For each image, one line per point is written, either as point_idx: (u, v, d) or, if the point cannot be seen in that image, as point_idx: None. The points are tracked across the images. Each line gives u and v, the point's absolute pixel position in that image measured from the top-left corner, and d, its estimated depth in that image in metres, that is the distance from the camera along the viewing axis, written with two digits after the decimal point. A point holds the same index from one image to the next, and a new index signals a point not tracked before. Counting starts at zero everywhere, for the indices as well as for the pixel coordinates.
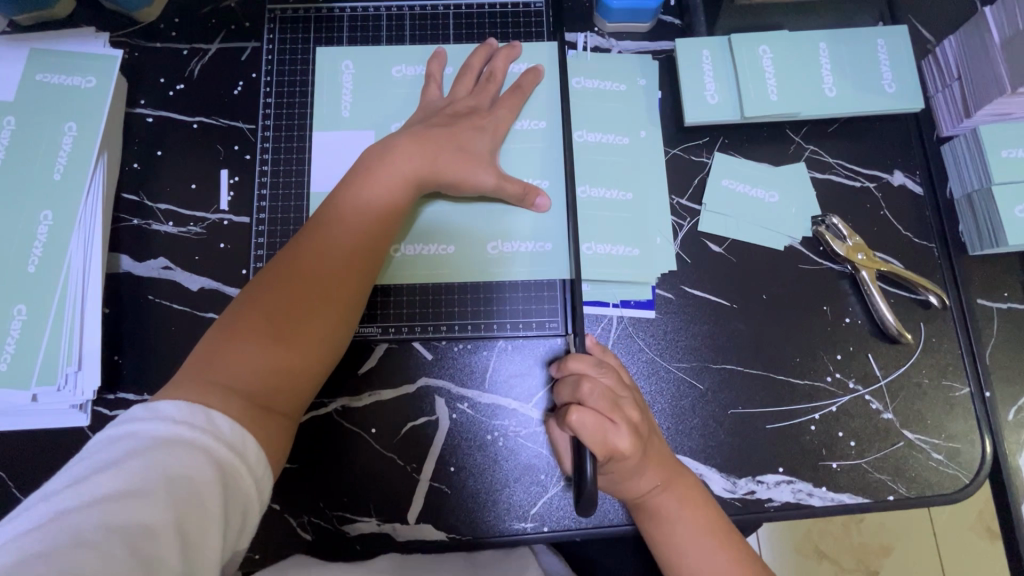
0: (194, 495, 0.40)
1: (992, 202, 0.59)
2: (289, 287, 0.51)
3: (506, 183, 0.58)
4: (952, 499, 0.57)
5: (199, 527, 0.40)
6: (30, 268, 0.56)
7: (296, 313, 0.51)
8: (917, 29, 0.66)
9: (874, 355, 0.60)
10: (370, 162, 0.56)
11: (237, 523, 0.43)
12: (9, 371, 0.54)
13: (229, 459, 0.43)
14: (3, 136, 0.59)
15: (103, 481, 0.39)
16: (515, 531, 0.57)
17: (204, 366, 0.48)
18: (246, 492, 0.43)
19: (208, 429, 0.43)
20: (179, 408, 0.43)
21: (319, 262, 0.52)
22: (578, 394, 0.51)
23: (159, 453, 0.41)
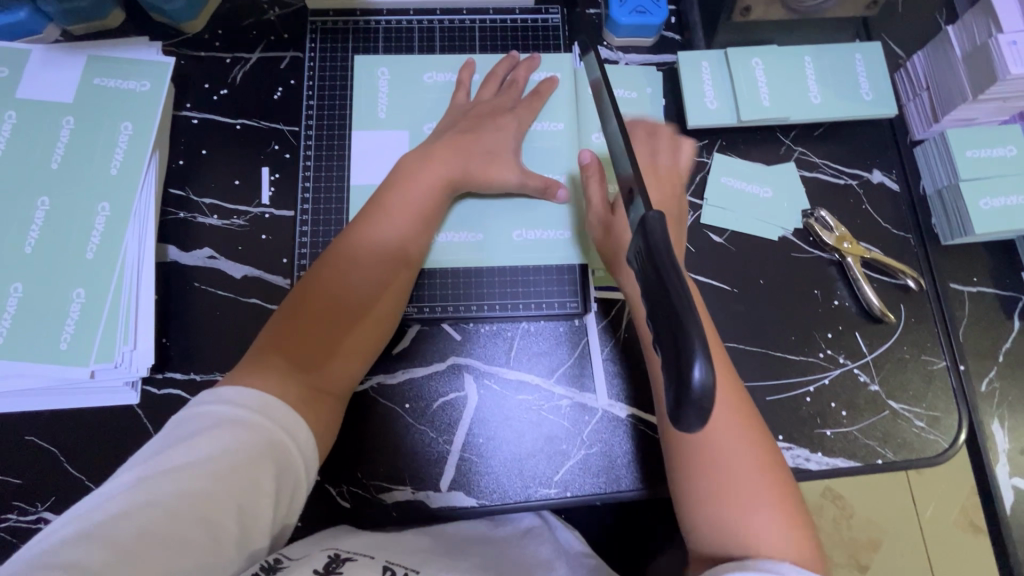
0: (253, 471, 0.44)
1: (959, 195, 0.66)
2: (336, 286, 0.57)
3: (529, 178, 0.64)
4: (934, 462, 0.63)
5: (254, 499, 0.44)
6: (88, 255, 0.61)
7: (345, 310, 0.56)
8: (890, 45, 0.74)
9: (861, 334, 0.66)
10: (408, 166, 0.62)
11: (287, 496, 0.47)
12: (68, 349, 0.58)
13: (282, 438, 0.47)
14: (62, 134, 0.63)
15: (171, 455, 0.43)
16: (540, 497, 0.61)
17: (261, 357, 0.52)
18: (296, 469, 0.47)
19: (264, 414, 0.47)
20: (242, 394, 0.47)
21: (364, 263, 0.58)
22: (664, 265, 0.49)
23: (222, 431, 0.45)
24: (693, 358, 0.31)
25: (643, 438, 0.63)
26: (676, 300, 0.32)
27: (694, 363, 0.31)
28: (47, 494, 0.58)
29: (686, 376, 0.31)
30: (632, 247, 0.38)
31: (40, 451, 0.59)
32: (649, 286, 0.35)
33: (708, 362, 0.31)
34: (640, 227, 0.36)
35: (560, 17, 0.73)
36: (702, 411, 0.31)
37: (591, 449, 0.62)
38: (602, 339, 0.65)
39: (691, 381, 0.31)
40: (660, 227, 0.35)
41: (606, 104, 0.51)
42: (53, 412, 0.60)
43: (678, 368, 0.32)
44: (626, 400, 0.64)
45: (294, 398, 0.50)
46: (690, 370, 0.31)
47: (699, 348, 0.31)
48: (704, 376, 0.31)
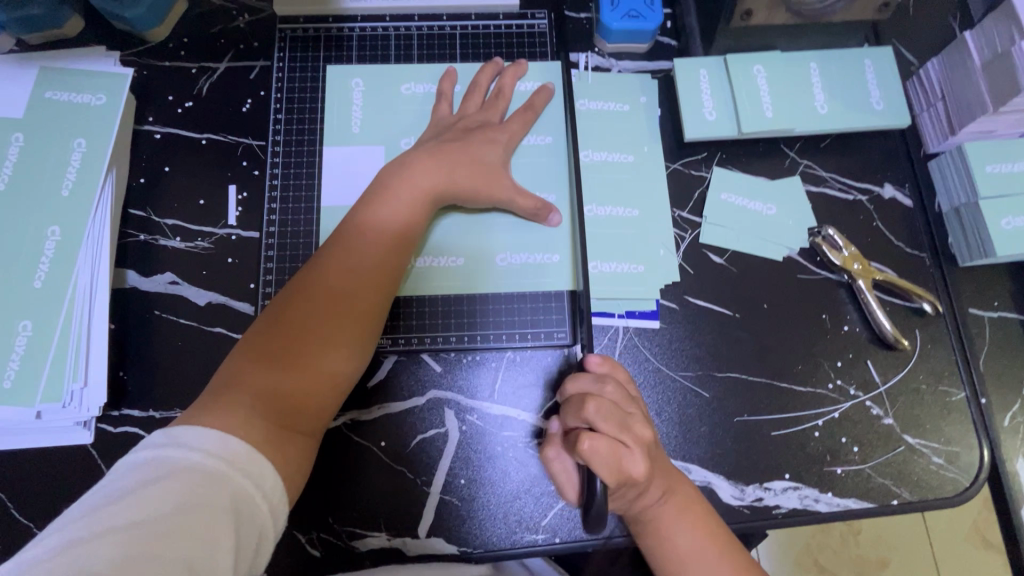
0: (205, 525, 0.39)
1: (978, 213, 0.61)
2: (307, 311, 0.52)
3: (520, 196, 0.60)
4: (954, 502, 0.59)
5: (207, 559, 0.38)
6: (36, 283, 0.56)
7: (317, 338, 0.51)
8: (901, 50, 0.69)
9: (873, 362, 0.61)
10: (383, 184, 0.57)
11: (249, 551, 0.41)
12: (12, 387, 0.54)
13: (242, 487, 0.42)
14: (11, 153, 0.59)
15: (114, 510, 0.38)
16: (526, 543, 0.56)
17: (224, 393, 0.48)
18: (261, 519, 0.42)
19: (224, 456, 0.42)
20: (198, 436, 0.43)
21: (340, 284, 0.53)
22: (584, 414, 0.49)
23: (174, 480, 0.40)
24: None
25: None
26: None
27: None
28: None
29: None
30: None
31: None
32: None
33: None
34: None
35: (547, 22, 0.69)
36: None
37: None
38: None
39: None
40: None
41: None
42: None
43: None
44: None
45: (251, 439, 0.45)
46: None
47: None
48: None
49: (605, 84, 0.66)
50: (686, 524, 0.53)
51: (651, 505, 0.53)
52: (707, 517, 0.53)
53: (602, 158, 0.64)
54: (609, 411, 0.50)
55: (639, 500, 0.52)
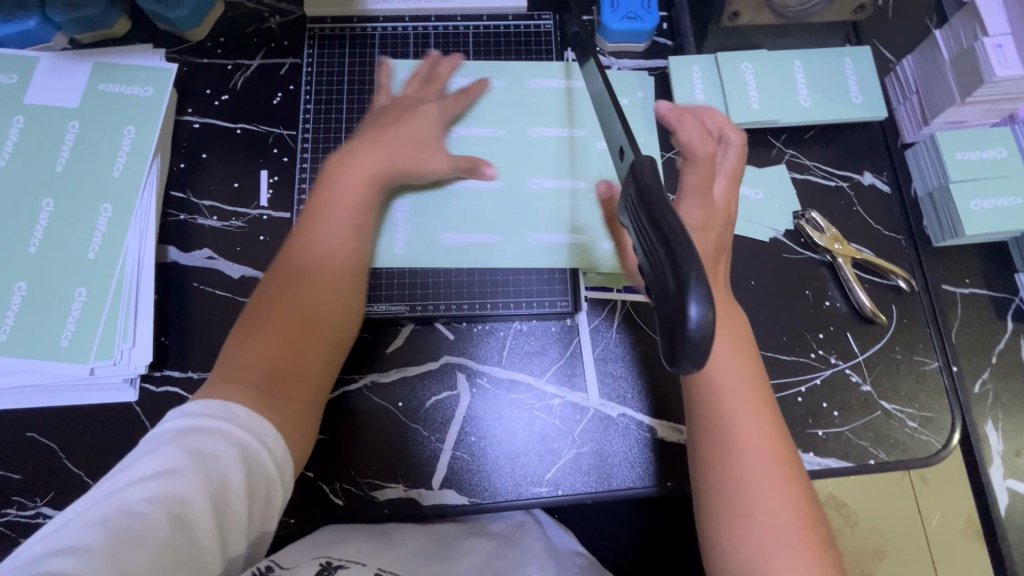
0: (218, 474, 0.44)
1: (949, 197, 0.66)
2: (297, 295, 0.57)
3: (483, 163, 0.66)
4: (927, 463, 0.63)
5: (225, 499, 0.44)
6: (90, 254, 0.62)
7: (309, 316, 0.56)
8: (880, 49, 0.75)
9: (852, 334, 0.66)
10: (327, 172, 0.62)
11: (261, 494, 0.47)
12: (69, 346, 0.59)
13: (249, 440, 0.47)
14: (67, 139, 0.65)
15: (141, 462, 0.44)
16: (531, 495, 0.61)
17: (228, 371, 0.52)
18: (267, 472, 0.47)
19: (230, 417, 0.47)
20: (205, 406, 0.48)
21: (322, 270, 0.58)
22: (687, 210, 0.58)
23: (192, 438, 0.45)
24: (689, 297, 0.30)
25: (635, 438, 0.63)
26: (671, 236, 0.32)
27: (690, 303, 0.30)
28: (46, 489, 0.60)
29: (683, 316, 0.30)
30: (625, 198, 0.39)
31: (41, 447, 0.60)
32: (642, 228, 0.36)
33: (706, 299, 0.30)
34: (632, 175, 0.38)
35: (552, 23, 0.75)
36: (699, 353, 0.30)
37: (581, 448, 0.63)
38: (593, 338, 0.66)
39: (688, 320, 0.30)
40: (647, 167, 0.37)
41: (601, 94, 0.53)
42: (54, 408, 0.61)
43: (675, 311, 0.31)
44: (617, 399, 0.64)
45: (255, 406, 0.50)
46: (685, 311, 0.30)
47: (696, 284, 0.30)
48: (700, 311, 0.30)
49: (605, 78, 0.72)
50: (731, 369, 0.53)
51: None
52: (756, 376, 0.54)
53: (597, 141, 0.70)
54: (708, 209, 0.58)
55: None
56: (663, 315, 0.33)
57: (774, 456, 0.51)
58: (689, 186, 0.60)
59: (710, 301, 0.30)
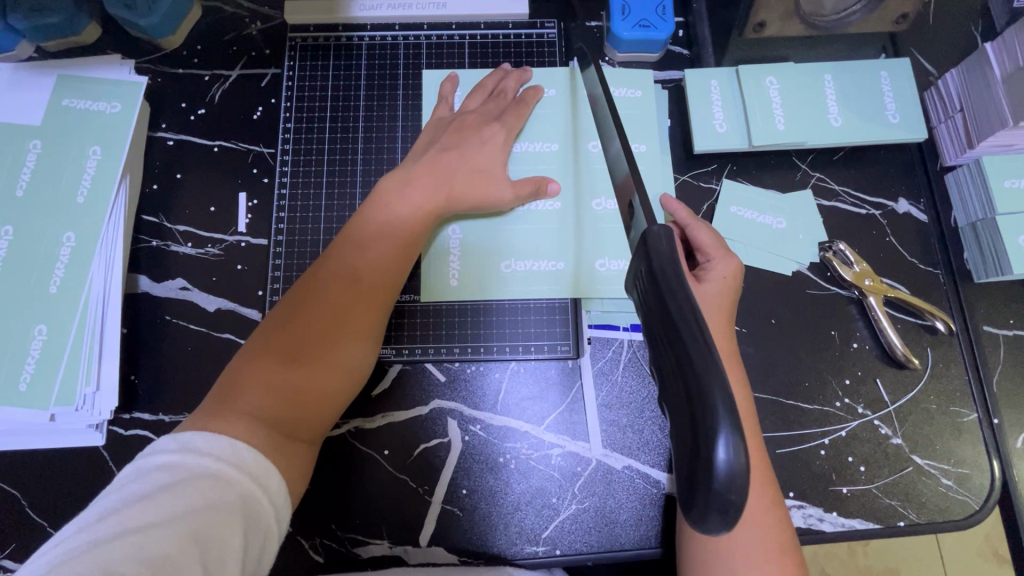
0: (217, 527, 0.39)
1: (995, 231, 0.60)
2: (318, 319, 0.52)
3: (519, 188, 0.60)
4: (962, 525, 0.58)
5: (220, 559, 0.39)
6: (51, 289, 0.57)
7: (326, 345, 0.51)
8: (919, 60, 0.68)
9: (882, 381, 0.61)
10: (380, 195, 0.58)
11: (256, 554, 0.42)
12: (27, 390, 0.55)
13: (252, 489, 0.42)
14: (29, 160, 0.60)
15: (129, 514, 0.38)
16: (527, 555, 0.57)
17: (233, 396, 0.48)
18: (266, 524, 0.42)
19: (232, 460, 0.43)
20: (206, 441, 0.43)
21: (346, 296, 0.53)
22: (707, 270, 0.52)
23: (188, 485, 0.40)
24: (717, 435, 0.27)
25: (641, 494, 0.58)
26: (692, 349, 0.29)
27: (717, 442, 0.27)
28: (3, 542, 0.55)
29: (709, 457, 0.27)
30: (634, 268, 0.36)
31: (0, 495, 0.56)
32: (656, 318, 0.32)
33: (735, 441, 0.27)
34: (641, 245, 0.35)
35: (557, 31, 0.68)
36: (728, 505, 0.27)
37: (583, 503, 0.57)
38: (597, 382, 0.60)
39: (714, 462, 0.27)
40: (664, 241, 0.34)
41: (607, 121, 0.48)
42: (15, 453, 0.57)
43: (697, 444, 0.28)
44: (622, 450, 0.59)
45: (259, 445, 0.45)
46: (712, 450, 0.27)
47: (724, 418, 0.27)
48: (730, 455, 0.27)
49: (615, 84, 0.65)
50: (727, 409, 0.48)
51: None
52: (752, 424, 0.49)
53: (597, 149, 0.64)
54: (720, 266, 0.51)
55: None
56: (683, 440, 0.29)
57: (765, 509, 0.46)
58: (700, 247, 0.53)
59: (741, 442, 0.27)
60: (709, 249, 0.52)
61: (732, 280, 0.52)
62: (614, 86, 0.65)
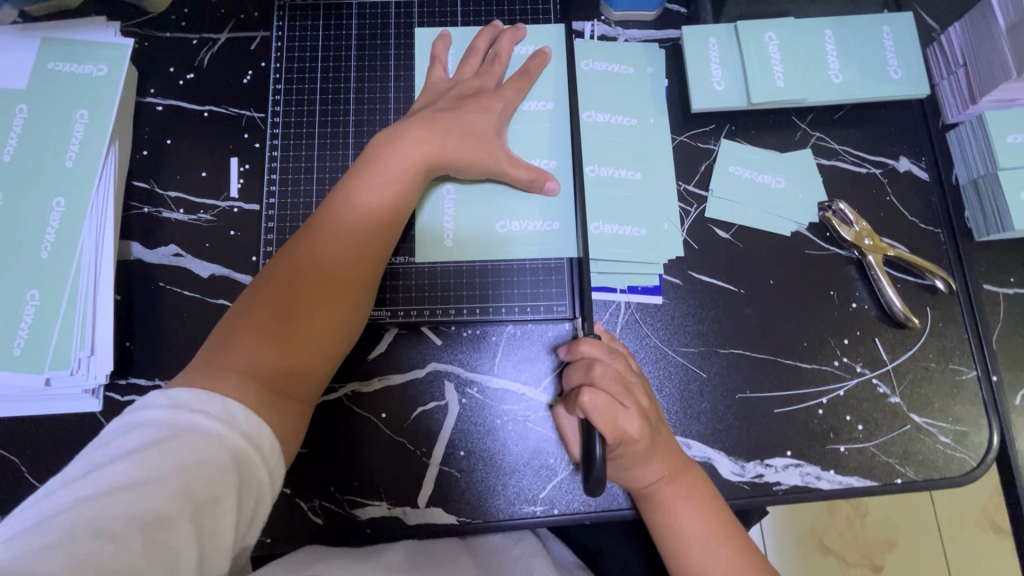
0: (205, 485, 0.39)
1: (997, 186, 0.59)
2: (309, 279, 0.51)
3: (513, 165, 0.59)
4: (960, 482, 0.58)
5: (211, 518, 0.40)
6: (43, 254, 0.57)
7: (316, 304, 0.51)
8: (921, 16, 0.67)
9: (881, 340, 0.60)
10: (370, 156, 0.56)
11: (249, 511, 0.42)
12: (22, 354, 0.55)
13: (243, 448, 0.43)
14: (16, 125, 0.59)
15: (119, 470, 0.39)
16: (525, 515, 0.57)
17: (223, 353, 0.48)
18: (258, 482, 0.43)
19: (221, 418, 0.43)
20: (196, 398, 0.43)
21: (339, 257, 0.53)
22: (589, 376, 0.52)
23: (176, 441, 0.40)
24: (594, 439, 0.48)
25: None
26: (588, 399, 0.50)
27: (594, 443, 0.48)
28: (3, 508, 0.55)
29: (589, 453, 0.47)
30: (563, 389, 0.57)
31: None
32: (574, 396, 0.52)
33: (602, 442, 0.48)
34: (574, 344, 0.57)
35: None
36: (594, 482, 0.46)
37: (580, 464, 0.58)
38: None
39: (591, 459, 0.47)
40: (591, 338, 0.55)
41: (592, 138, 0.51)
42: (11, 419, 0.56)
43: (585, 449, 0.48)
44: None
45: (250, 403, 0.45)
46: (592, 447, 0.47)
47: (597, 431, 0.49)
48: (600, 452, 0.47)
49: (608, 55, 0.64)
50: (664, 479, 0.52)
51: (653, 482, 0.53)
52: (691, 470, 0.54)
53: (604, 120, 0.63)
54: (613, 377, 0.52)
55: (641, 477, 0.52)
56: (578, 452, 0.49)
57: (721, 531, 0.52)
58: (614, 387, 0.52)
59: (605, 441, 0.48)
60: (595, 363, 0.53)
61: (633, 375, 0.54)
62: (606, 61, 0.64)
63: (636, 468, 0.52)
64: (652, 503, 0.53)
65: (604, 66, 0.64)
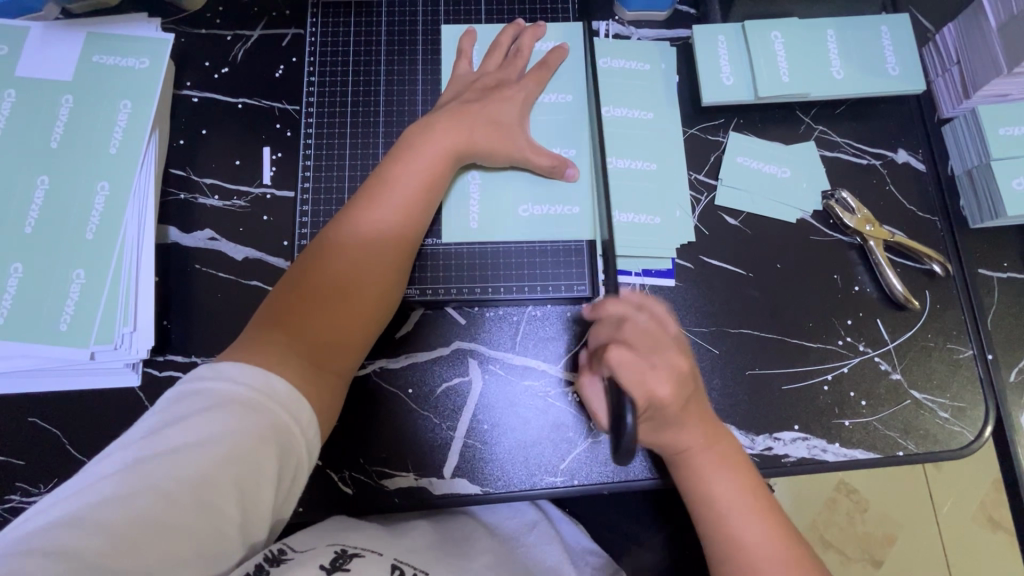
0: (249, 453, 0.42)
1: (990, 175, 0.63)
2: (348, 260, 0.54)
3: (534, 153, 0.62)
4: (959, 455, 0.61)
5: (255, 483, 0.42)
6: (87, 235, 0.60)
7: (355, 284, 0.54)
8: (917, 18, 0.71)
9: (882, 321, 0.63)
10: (399, 152, 0.59)
11: (288, 479, 0.45)
12: (68, 330, 0.58)
13: (283, 418, 0.45)
14: (62, 113, 0.62)
15: (171, 434, 0.42)
16: (545, 485, 0.60)
17: (269, 329, 0.51)
18: (297, 452, 0.45)
19: (263, 391, 0.45)
20: (242, 371, 0.46)
21: (375, 240, 0.56)
22: (618, 332, 0.57)
23: (222, 411, 0.43)
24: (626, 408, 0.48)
25: None
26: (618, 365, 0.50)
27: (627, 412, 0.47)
28: (45, 477, 0.58)
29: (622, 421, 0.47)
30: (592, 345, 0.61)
31: (41, 432, 0.58)
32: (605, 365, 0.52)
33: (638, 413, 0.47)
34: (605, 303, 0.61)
35: None
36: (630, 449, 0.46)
37: (598, 436, 0.60)
38: None
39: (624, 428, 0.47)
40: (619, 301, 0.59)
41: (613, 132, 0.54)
42: (54, 393, 0.59)
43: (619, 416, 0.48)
44: None
45: (294, 376, 0.48)
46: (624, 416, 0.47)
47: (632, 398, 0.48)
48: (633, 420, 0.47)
49: (624, 53, 0.68)
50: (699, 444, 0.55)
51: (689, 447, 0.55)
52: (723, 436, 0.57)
53: (622, 114, 0.66)
54: (641, 334, 0.56)
55: (678, 441, 0.55)
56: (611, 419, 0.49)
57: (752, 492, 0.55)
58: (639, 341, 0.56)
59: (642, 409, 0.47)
60: (628, 320, 0.57)
61: (666, 336, 0.57)
62: (623, 59, 0.68)
63: (673, 430, 0.55)
64: (685, 467, 0.56)
65: (623, 64, 0.67)
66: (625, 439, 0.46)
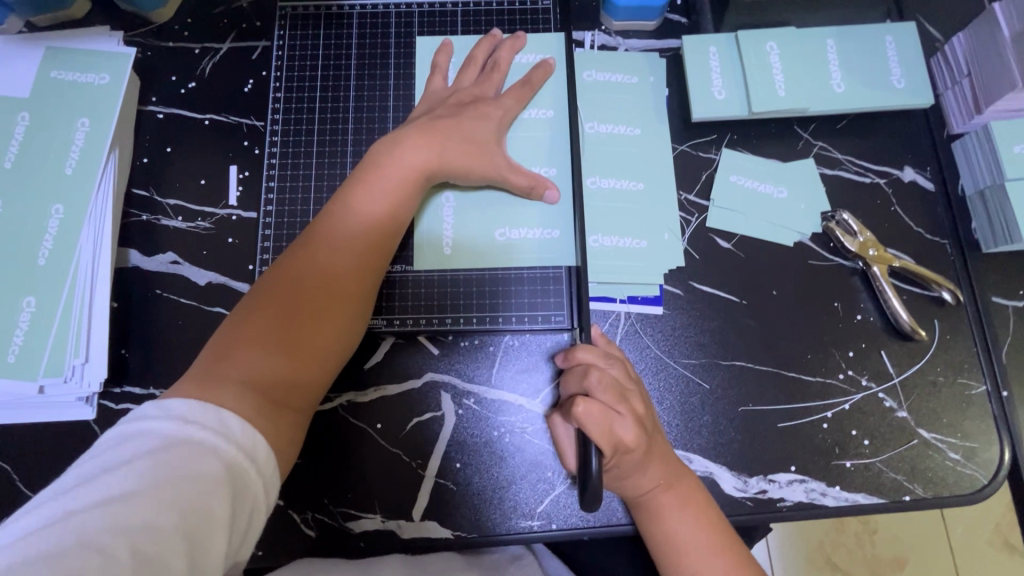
0: (199, 497, 0.38)
1: (1003, 197, 0.58)
2: (309, 288, 0.51)
3: (512, 173, 0.59)
4: (971, 500, 0.56)
5: (204, 532, 0.38)
6: (40, 261, 0.57)
7: (316, 313, 0.51)
8: (925, 26, 0.66)
9: (887, 353, 0.59)
10: (365, 171, 0.56)
11: (243, 525, 0.40)
12: (16, 361, 0.55)
13: (238, 459, 0.41)
14: (17, 132, 0.60)
15: (110, 481, 0.37)
16: (521, 529, 0.55)
17: (220, 363, 0.47)
18: (253, 494, 0.41)
19: (218, 429, 0.41)
20: (191, 407, 0.42)
21: (339, 265, 0.52)
22: (585, 383, 0.51)
23: (171, 453, 0.39)
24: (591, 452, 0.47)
25: None
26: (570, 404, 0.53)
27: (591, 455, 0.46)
28: None
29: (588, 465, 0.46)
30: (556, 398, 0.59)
31: None
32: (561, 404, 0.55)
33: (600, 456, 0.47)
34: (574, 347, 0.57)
35: None
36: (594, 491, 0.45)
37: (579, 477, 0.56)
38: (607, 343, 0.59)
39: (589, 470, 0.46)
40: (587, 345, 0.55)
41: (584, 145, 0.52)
42: (4, 426, 0.56)
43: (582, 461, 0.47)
44: None
45: (247, 414, 0.44)
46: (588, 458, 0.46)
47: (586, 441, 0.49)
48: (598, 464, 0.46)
49: (610, 65, 0.64)
50: (659, 486, 0.51)
51: (649, 490, 0.51)
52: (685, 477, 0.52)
53: (607, 130, 0.62)
54: (608, 385, 0.50)
55: (636, 484, 0.51)
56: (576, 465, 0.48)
57: (712, 537, 0.51)
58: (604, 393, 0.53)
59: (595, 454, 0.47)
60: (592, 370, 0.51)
61: (632, 383, 0.52)
62: (608, 72, 0.64)
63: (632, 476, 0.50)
64: (645, 509, 0.52)
65: (607, 77, 0.64)
66: (589, 480, 0.45)
